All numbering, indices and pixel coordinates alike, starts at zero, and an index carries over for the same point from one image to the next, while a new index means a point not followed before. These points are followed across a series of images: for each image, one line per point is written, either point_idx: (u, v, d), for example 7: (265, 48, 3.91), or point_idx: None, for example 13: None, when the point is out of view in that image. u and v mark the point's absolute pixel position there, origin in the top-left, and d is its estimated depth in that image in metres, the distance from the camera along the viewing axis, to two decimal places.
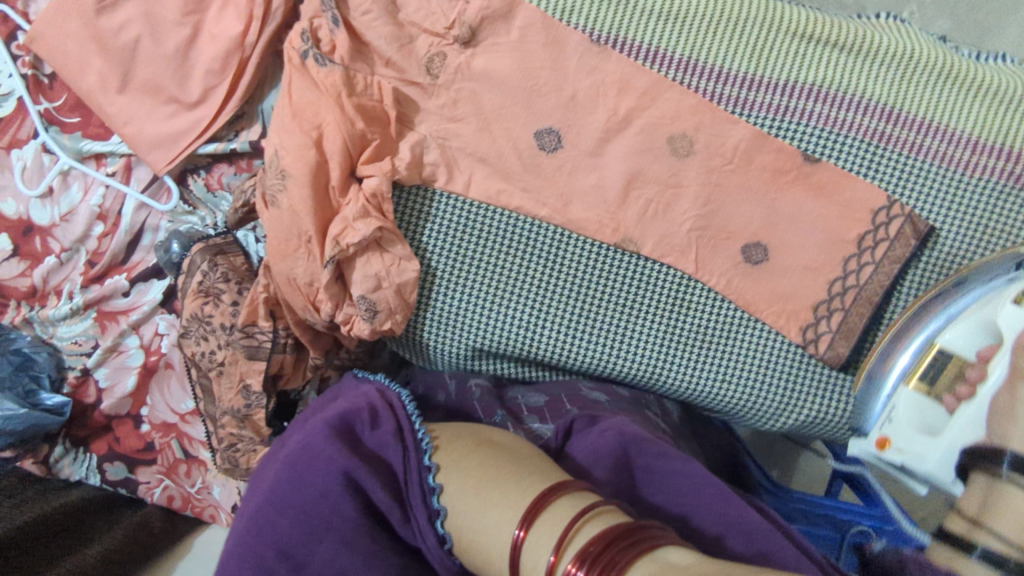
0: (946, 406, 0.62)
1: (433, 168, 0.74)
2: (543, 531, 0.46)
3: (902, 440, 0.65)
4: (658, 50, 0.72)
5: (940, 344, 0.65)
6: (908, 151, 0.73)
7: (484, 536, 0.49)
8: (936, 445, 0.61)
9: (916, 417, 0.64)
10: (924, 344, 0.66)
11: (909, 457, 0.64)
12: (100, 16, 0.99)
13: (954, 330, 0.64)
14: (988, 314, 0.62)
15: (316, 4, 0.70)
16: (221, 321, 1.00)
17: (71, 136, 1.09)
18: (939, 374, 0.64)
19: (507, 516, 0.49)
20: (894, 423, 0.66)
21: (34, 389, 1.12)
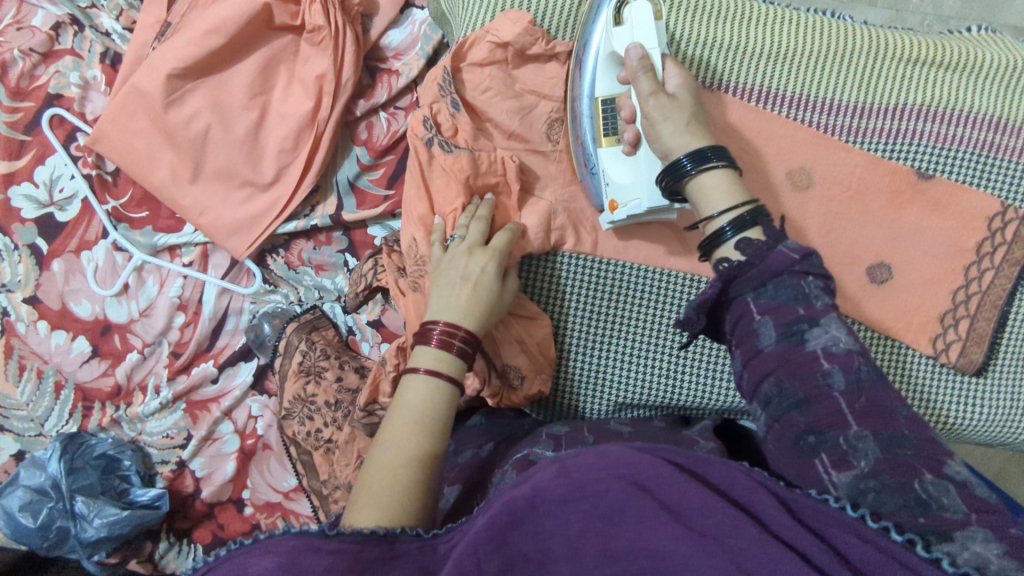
0: (627, 148, 0.70)
1: (561, 233, 0.76)
2: (426, 357, 0.63)
3: (625, 194, 0.71)
4: (770, 90, 0.74)
5: (601, 98, 0.71)
6: (1019, 158, 0.75)
7: (414, 401, 0.61)
8: (637, 181, 0.70)
9: (625, 167, 0.71)
10: (589, 107, 0.72)
11: (633, 206, 0.70)
12: (167, 110, 0.97)
13: (602, 80, 0.70)
14: (619, 45, 0.68)
15: (433, 91, 0.73)
16: (325, 399, 0.99)
17: (143, 232, 1.09)
18: (620, 125, 0.70)
19: (413, 382, 0.62)
20: (611, 183, 0.72)
21: (126, 488, 1.07)
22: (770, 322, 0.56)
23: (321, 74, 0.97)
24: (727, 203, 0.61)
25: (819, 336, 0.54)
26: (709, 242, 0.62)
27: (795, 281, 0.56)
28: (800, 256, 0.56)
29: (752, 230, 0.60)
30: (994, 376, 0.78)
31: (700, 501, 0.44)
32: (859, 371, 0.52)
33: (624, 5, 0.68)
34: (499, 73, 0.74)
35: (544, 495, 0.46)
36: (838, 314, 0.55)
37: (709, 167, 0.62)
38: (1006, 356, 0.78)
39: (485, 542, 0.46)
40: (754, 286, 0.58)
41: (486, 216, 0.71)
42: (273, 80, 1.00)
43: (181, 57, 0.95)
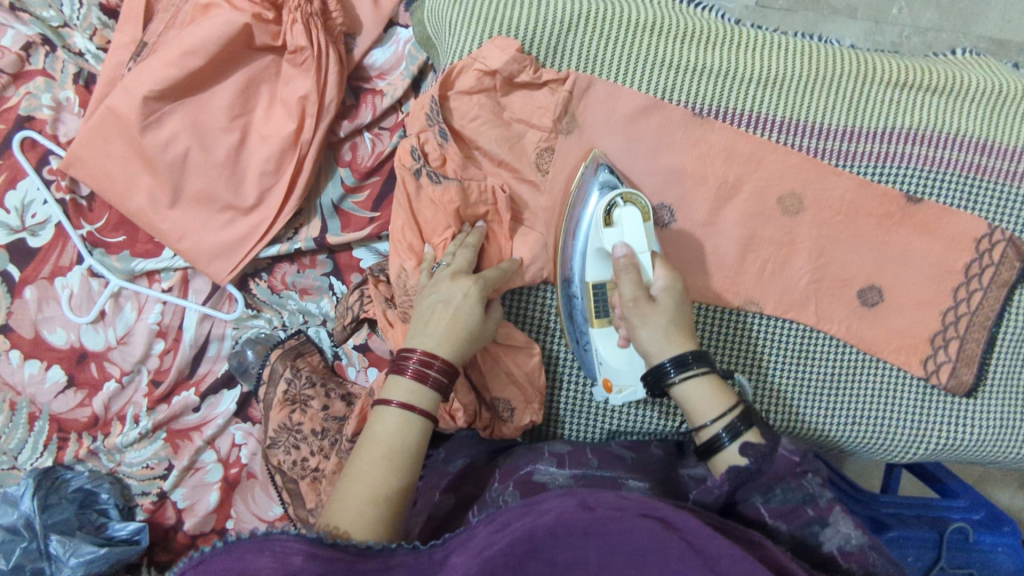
0: (620, 338, 0.69)
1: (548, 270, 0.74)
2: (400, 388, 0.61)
3: (622, 378, 0.70)
4: (759, 115, 0.74)
5: (593, 283, 0.70)
6: (1004, 179, 0.75)
7: (386, 437, 0.59)
8: (629, 369, 0.69)
9: (617, 350, 0.69)
10: (579, 289, 0.71)
11: (629, 392, 0.70)
12: (145, 133, 0.94)
13: (590, 267, 0.69)
14: (604, 229, 0.67)
15: (421, 120, 0.71)
16: (312, 428, 0.96)
17: (120, 257, 1.06)
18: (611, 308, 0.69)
19: (385, 414, 0.60)
20: (604, 364, 0.70)
21: (104, 522, 1.03)
22: (784, 526, 0.56)
23: (303, 95, 0.95)
24: (718, 410, 0.61)
25: (832, 535, 0.55)
26: (707, 450, 0.61)
27: (798, 483, 0.57)
28: (800, 457, 0.58)
29: (752, 431, 0.60)
30: (983, 396, 0.78)
31: (729, 549, 0.47)
32: (872, 562, 0.54)
33: (614, 205, 0.67)
34: (488, 101, 0.72)
35: (568, 528, 0.49)
36: (841, 507, 0.57)
37: (694, 375, 0.62)
38: (995, 375, 0.78)
39: (502, 566, 0.48)
40: (762, 490, 0.57)
41: (476, 245, 0.69)
42: (254, 101, 0.98)
43: (159, 79, 0.92)
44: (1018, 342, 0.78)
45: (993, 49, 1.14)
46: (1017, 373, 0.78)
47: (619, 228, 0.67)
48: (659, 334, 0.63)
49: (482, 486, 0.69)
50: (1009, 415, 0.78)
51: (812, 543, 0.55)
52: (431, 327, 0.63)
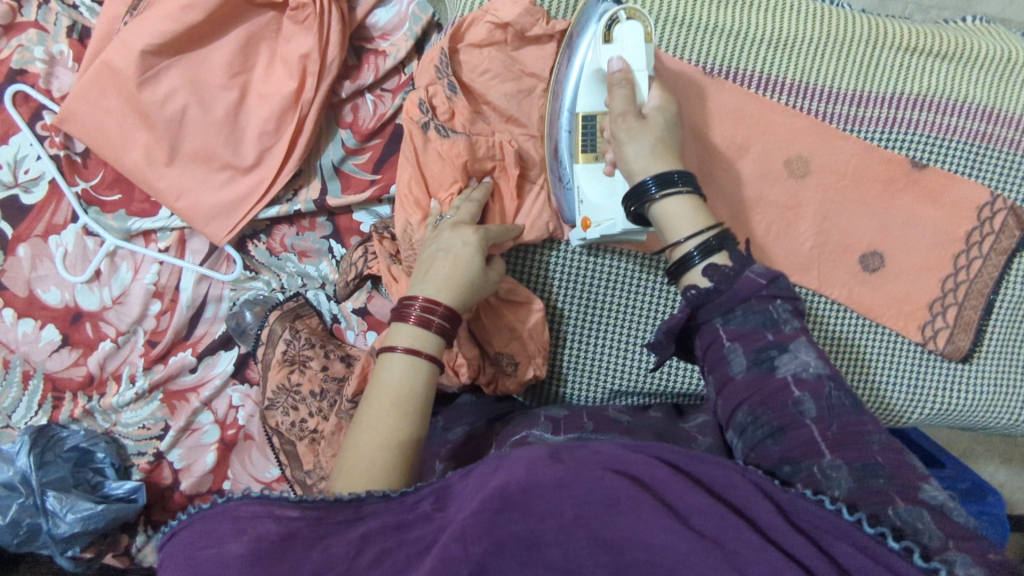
0: (605, 168, 0.68)
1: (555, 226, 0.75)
2: (403, 334, 0.62)
3: (602, 213, 0.69)
4: (768, 77, 0.74)
5: (583, 112, 0.68)
6: (1010, 148, 0.76)
7: (392, 383, 0.60)
8: (610, 203, 0.68)
9: (601, 184, 0.69)
10: (568, 121, 0.70)
11: (606, 226, 0.68)
12: (141, 89, 0.92)
13: (584, 96, 0.68)
14: (604, 54, 0.66)
15: (429, 72, 0.70)
16: (310, 389, 0.96)
17: (116, 215, 1.04)
18: (598, 142, 0.68)
19: (390, 363, 0.61)
20: (585, 201, 0.69)
21: (101, 481, 1.04)
22: (740, 349, 0.56)
23: (305, 53, 0.93)
24: (694, 227, 0.60)
25: (788, 362, 0.54)
26: (679, 266, 0.61)
27: (762, 305, 0.56)
28: (765, 278, 0.57)
29: (720, 255, 0.59)
30: (979, 362, 0.79)
31: (700, 501, 0.43)
32: (828, 395, 0.52)
33: (614, 23, 0.66)
34: (499, 55, 0.71)
35: (538, 479, 0.44)
36: (805, 337, 0.56)
37: (675, 190, 0.61)
38: (991, 343, 0.79)
39: (474, 526, 0.42)
40: (722, 311, 0.58)
41: (477, 201, 0.69)
42: (254, 58, 0.96)
43: (157, 33, 0.90)
44: (1015, 311, 0.79)
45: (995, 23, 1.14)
46: (1011, 341, 0.80)
47: (620, 49, 0.65)
48: (644, 150, 0.63)
49: (482, 450, 0.69)
50: (1002, 381, 0.80)
51: (766, 366, 0.55)
52: (432, 272, 0.65)
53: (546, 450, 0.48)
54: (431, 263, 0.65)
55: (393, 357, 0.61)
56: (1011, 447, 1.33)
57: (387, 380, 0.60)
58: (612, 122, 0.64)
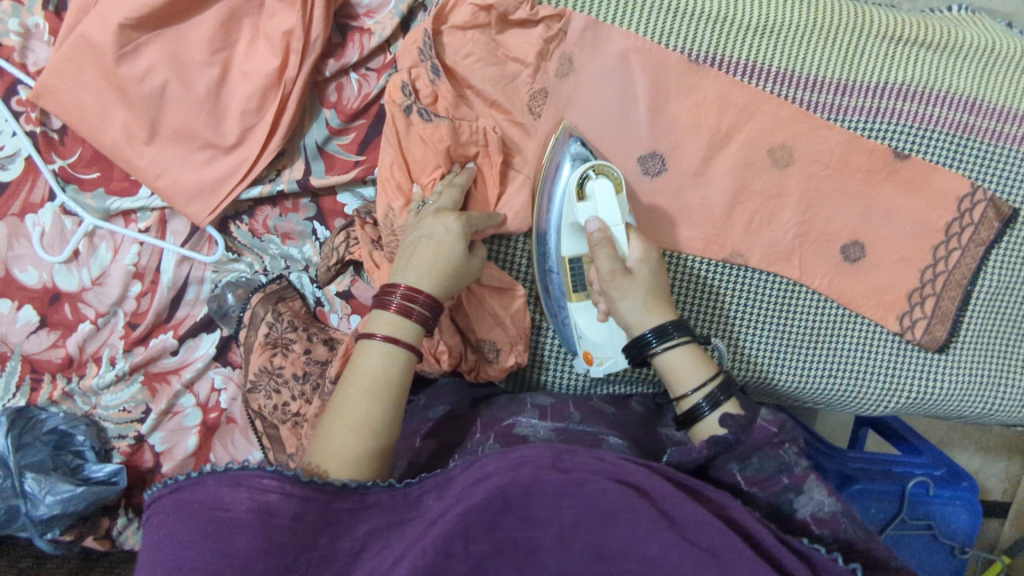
0: (598, 314, 0.70)
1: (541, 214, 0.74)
2: (383, 321, 0.63)
3: (602, 350, 0.71)
4: (755, 64, 0.73)
5: (568, 257, 0.70)
6: (992, 139, 0.76)
7: (371, 369, 0.61)
8: (609, 342, 0.70)
9: (597, 322, 0.71)
10: (556, 264, 0.72)
11: (609, 364, 0.71)
12: (120, 64, 0.91)
13: (567, 240, 0.70)
14: (580, 211, 0.68)
15: (413, 55, 0.69)
16: (293, 371, 0.96)
17: (94, 194, 1.02)
18: (588, 282, 0.70)
19: (370, 348, 0.62)
20: (583, 337, 0.72)
21: (80, 464, 1.04)
22: (760, 494, 0.58)
23: (288, 31, 0.91)
24: (697, 381, 0.63)
25: (805, 503, 0.57)
26: (687, 418, 0.63)
27: (774, 453, 0.59)
28: (777, 428, 0.60)
29: (727, 403, 0.62)
30: (955, 352, 0.80)
31: (697, 517, 0.50)
32: (844, 531, 0.56)
33: (586, 178, 0.68)
34: (482, 38, 0.70)
35: (541, 487, 0.51)
36: (815, 476, 0.58)
37: (674, 345, 0.64)
38: (967, 332, 0.80)
39: (477, 524, 0.50)
40: (740, 458, 0.59)
41: (463, 184, 0.68)
42: (236, 34, 0.94)
43: (135, 7, 0.88)
44: (991, 300, 0.80)
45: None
46: (987, 332, 0.81)
47: (592, 203, 0.67)
48: (636, 308, 0.64)
49: (465, 433, 0.70)
50: (977, 372, 0.81)
51: (784, 511, 0.57)
52: (415, 256, 0.64)
53: (550, 454, 0.55)
54: (412, 250, 0.65)
55: (374, 342, 0.62)
56: (984, 435, 1.36)
57: (365, 367, 0.61)
58: (600, 277, 0.66)
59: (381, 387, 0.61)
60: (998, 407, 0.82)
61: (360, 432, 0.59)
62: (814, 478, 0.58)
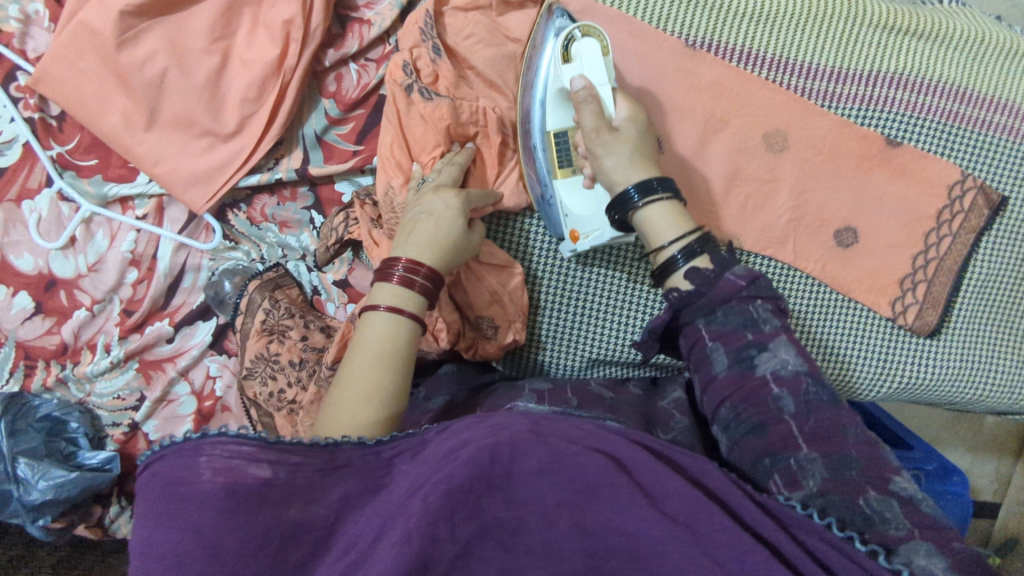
0: (585, 181, 0.70)
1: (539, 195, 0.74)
2: (386, 294, 0.63)
3: (588, 225, 0.71)
4: (750, 51, 0.74)
5: (554, 130, 0.70)
6: (982, 129, 0.77)
7: (376, 339, 0.61)
8: (594, 214, 0.70)
9: (584, 197, 0.71)
10: (541, 139, 0.71)
11: (595, 237, 0.71)
12: (120, 50, 0.91)
13: (552, 113, 0.69)
14: (567, 75, 0.66)
15: (414, 34, 0.70)
16: (289, 357, 0.96)
17: (92, 180, 1.02)
18: (573, 155, 0.70)
19: (373, 321, 0.63)
20: (569, 214, 0.72)
21: (73, 451, 1.04)
22: (722, 348, 0.63)
23: (288, 19, 0.92)
24: (675, 234, 0.65)
25: (768, 359, 0.61)
26: (663, 270, 0.66)
27: (741, 307, 0.63)
28: (745, 282, 0.63)
29: (701, 257, 0.65)
30: (945, 337, 0.81)
31: (674, 486, 0.49)
32: (804, 391, 0.59)
33: (571, 40, 0.66)
34: (483, 19, 0.71)
35: (522, 464, 0.49)
36: (785, 336, 0.62)
37: (656, 200, 0.65)
38: (958, 318, 0.81)
39: (462, 506, 0.47)
40: (705, 313, 0.64)
41: (461, 162, 0.69)
42: (237, 22, 0.94)
43: None
44: (982, 287, 0.81)
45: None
46: (978, 319, 0.82)
47: (580, 61, 0.66)
48: (614, 170, 0.66)
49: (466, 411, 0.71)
50: (968, 357, 0.82)
51: (747, 364, 0.61)
52: (415, 229, 0.65)
53: (527, 422, 0.53)
54: (412, 226, 0.66)
55: (377, 315, 0.62)
56: (975, 434, 1.37)
57: (371, 338, 0.62)
58: (585, 137, 0.67)
59: (390, 354, 0.61)
60: (989, 392, 0.83)
61: (370, 400, 0.59)
62: (783, 339, 0.61)
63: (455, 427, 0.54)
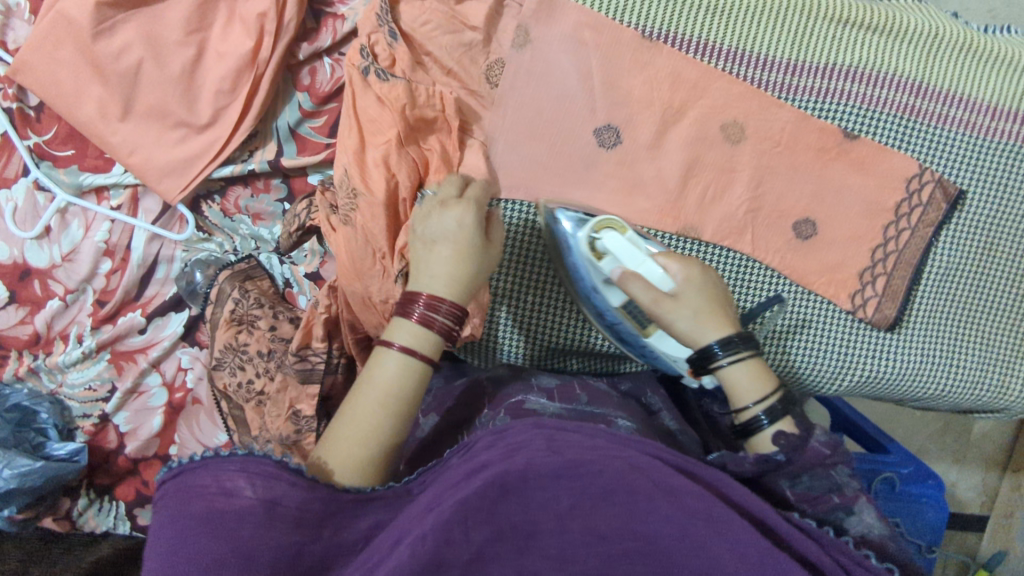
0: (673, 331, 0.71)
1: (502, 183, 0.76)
2: (404, 321, 0.66)
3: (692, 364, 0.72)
4: (707, 42, 0.76)
5: (619, 305, 0.72)
6: (938, 122, 0.78)
7: (391, 355, 0.64)
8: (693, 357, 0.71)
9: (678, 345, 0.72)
10: (604, 311, 0.74)
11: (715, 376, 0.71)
12: (96, 41, 0.93)
13: (604, 292, 0.72)
14: (603, 262, 0.70)
15: (371, 21, 0.71)
16: (258, 348, 0.96)
17: (68, 170, 1.03)
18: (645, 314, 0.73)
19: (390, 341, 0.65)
20: (678, 359, 0.73)
21: (42, 441, 1.03)
22: (810, 508, 0.60)
23: (262, 13, 0.94)
24: (758, 395, 0.64)
25: (856, 523, 0.60)
26: (746, 430, 0.65)
27: (826, 472, 0.61)
28: (830, 450, 0.61)
29: (784, 420, 0.63)
30: (906, 330, 0.81)
31: (688, 486, 0.54)
32: (887, 549, 0.59)
33: (592, 238, 0.71)
34: (440, 7, 0.73)
35: (538, 471, 0.54)
36: (866, 497, 0.61)
37: (738, 357, 0.65)
38: (919, 311, 0.81)
39: (475, 511, 0.51)
40: (788, 475, 0.61)
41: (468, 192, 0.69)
42: (213, 16, 0.96)
43: None
44: (942, 281, 0.81)
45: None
46: (939, 313, 0.82)
47: (611, 253, 0.70)
48: (689, 326, 0.66)
49: (474, 410, 0.76)
50: (931, 351, 0.82)
51: (835, 525, 0.60)
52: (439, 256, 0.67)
53: (542, 436, 0.59)
54: (427, 256, 0.67)
55: (396, 329, 0.65)
56: (960, 445, 1.36)
57: (381, 375, 0.64)
58: (650, 313, 0.68)
59: (398, 399, 0.64)
60: (953, 388, 0.82)
61: (383, 407, 0.64)
62: (865, 499, 0.61)
63: (476, 447, 0.62)
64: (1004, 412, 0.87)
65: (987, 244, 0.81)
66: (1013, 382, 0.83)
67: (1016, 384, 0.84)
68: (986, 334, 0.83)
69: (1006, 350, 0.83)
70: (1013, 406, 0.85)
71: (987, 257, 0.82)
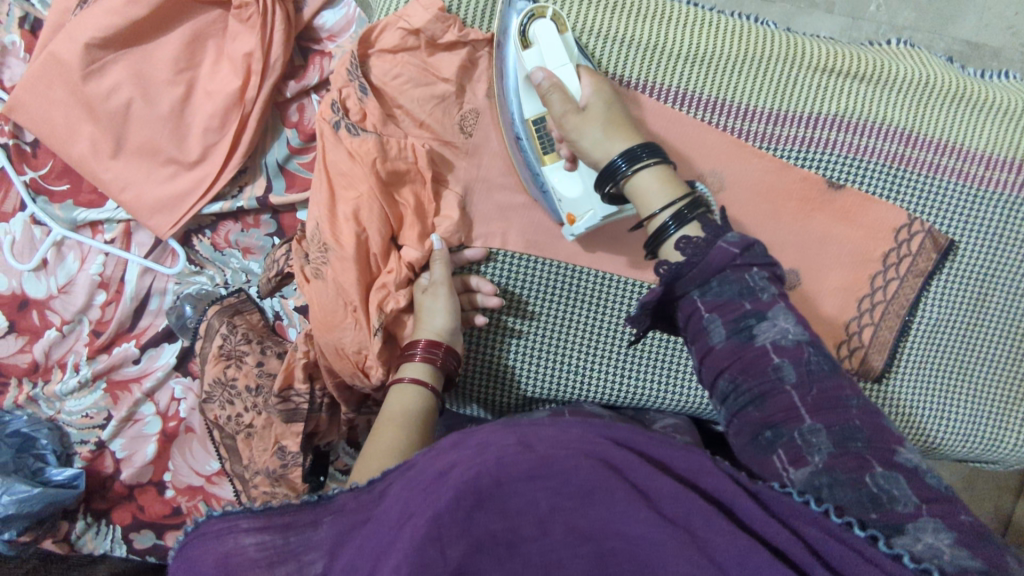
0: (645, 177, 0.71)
1: (484, 240, 0.76)
2: (410, 365, 0.69)
3: (580, 207, 0.71)
4: (686, 92, 0.75)
5: (531, 118, 0.71)
6: (928, 171, 0.76)
7: (397, 397, 0.67)
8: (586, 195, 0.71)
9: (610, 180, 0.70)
10: (521, 129, 0.72)
11: (591, 217, 0.71)
12: (86, 82, 0.94)
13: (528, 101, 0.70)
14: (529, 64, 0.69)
15: (342, 76, 0.71)
16: (246, 383, 0.96)
17: (63, 206, 1.06)
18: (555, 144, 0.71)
19: (402, 384, 0.68)
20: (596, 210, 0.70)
21: (41, 467, 1.03)
22: (719, 320, 0.58)
23: (248, 52, 0.95)
24: (666, 200, 0.62)
25: (767, 329, 0.57)
26: (655, 238, 0.63)
27: (737, 275, 0.58)
28: (740, 248, 0.59)
29: (693, 225, 0.62)
30: (895, 383, 0.78)
31: (671, 488, 0.45)
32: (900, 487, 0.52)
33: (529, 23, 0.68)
34: (412, 60, 0.72)
35: (510, 471, 0.45)
36: (783, 302, 0.58)
37: (645, 165, 0.63)
38: (909, 361, 0.78)
39: (450, 526, 0.43)
40: (699, 284, 0.60)
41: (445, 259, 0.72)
42: (200, 56, 0.98)
43: (101, 28, 0.92)
44: (932, 333, 0.78)
45: (968, 51, 1.16)
46: (933, 365, 0.78)
47: (537, 44, 0.68)
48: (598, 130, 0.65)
49: None
50: (924, 401, 0.78)
51: (745, 334, 0.57)
52: (438, 300, 0.70)
53: (513, 436, 0.49)
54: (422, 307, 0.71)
55: (410, 366, 0.69)
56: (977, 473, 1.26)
57: (393, 405, 0.66)
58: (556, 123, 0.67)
59: (414, 419, 0.65)
60: (948, 439, 0.79)
61: (397, 422, 0.64)
62: (780, 306, 0.58)
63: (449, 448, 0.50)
64: (998, 464, 0.83)
65: (980, 296, 0.78)
66: (1006, 435, 0.80)
67: (1008, 439, 0.80)
68: (980, 387, 0.79)
69: (1001, 401, 0.79)
70: (1007, 459, 0.81)
71: (981, 310, 0.78)
